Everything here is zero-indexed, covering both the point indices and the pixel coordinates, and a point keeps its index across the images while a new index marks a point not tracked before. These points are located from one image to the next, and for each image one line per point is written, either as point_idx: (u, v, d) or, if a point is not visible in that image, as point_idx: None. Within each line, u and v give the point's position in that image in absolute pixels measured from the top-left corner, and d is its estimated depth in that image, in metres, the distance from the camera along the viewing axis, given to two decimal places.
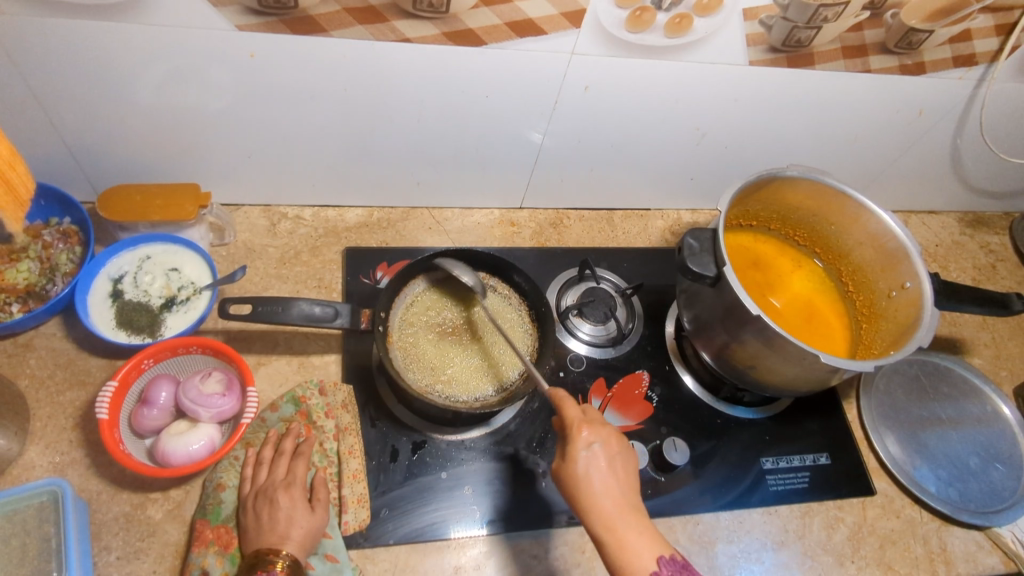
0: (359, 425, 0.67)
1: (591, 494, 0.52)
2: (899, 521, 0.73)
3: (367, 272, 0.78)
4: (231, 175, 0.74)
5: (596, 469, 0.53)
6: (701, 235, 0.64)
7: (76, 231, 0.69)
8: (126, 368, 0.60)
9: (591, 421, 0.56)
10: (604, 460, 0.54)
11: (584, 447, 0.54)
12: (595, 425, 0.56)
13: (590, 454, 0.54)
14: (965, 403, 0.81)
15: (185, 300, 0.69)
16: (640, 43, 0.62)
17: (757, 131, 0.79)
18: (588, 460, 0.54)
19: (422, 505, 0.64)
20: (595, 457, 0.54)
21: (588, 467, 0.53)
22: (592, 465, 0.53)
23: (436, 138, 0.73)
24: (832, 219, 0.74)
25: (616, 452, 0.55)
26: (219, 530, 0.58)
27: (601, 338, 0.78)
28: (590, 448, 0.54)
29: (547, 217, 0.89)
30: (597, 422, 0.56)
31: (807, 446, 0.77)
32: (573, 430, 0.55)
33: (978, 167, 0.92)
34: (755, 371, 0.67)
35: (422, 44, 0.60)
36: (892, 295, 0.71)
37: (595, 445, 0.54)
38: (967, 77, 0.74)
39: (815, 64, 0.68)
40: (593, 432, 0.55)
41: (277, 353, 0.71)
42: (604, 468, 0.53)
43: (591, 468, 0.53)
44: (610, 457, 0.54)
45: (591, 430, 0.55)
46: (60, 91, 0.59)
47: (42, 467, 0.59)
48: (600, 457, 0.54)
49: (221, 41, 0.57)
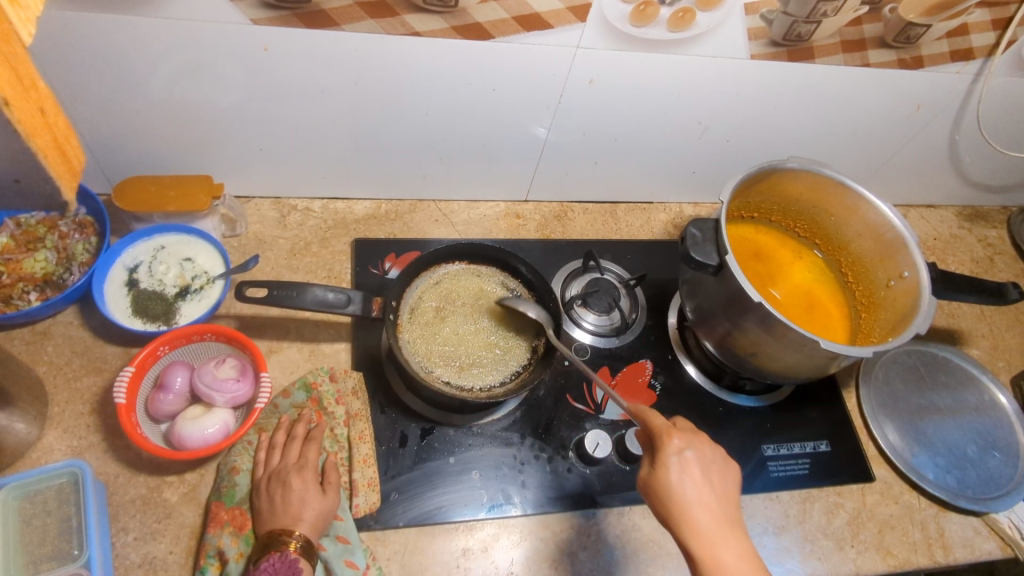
0: (369, 411, 0.68)
1: (685, 504, 0.52)
2: (898, 507, 0.75)
3: (376, 263, 0.79)
4: (243, 167, 0.76)
5: (689, 477, 0.53)
6: (703, 225, 0.65)
7: (92, 222, 0.70)
8: (143, 354, 0.61)
9: (680, 430, 0.56)
10: (698, 468, 0.54)
11: (675, 453, 0.54)
12: (686, 433, 0.56)
13: (682, 461, 0.54)
14: (963, 392, 0.82)
15: (199, 289, 0.70)
16: (644, 37, 0.64)
17: (759, 125, 0.80)
18: (680, 468, 0.54)
19: (430, 488, 0.65)
20: (689, 465, 0.54)
21: (680, 474, 0.53)
22: (685, 474, 0.53)
23: (445, 130, 0.75)
24: (832, 210, 0.76)
25: (709, 462, 0.54)
26: (233, 512, 0.60)
27: (606, 327, 0.79)
28: (682, 455, 0.54)
29: (552, 210, 0.91)
30: (686, 430, 0.57)
31: (808, 433, 0.78)
32: (663, 437, 0.55)
33: (976, 161, 0.93)
34: (756, 358, 0.68)
35: (432, 37, 0.61)
36: (891, 284, 0.73)
37: (688, 453, 0.54)
38: (964, 71, 0.75)
39: (815, 58, 0.70)
40: (685, 439, 0.55)
41: (289, 341, 0.72)
42: (697, 478, 0.53)
43: (683, 476, 0.53)
44: (703, 466, 0.54)
45: (681, 438, 0.55)
46: (78, 84, 0.60)
47: (60, 450, 0.61)
48: (692, 467, 0.54)
49: (237, 35, 0.58)
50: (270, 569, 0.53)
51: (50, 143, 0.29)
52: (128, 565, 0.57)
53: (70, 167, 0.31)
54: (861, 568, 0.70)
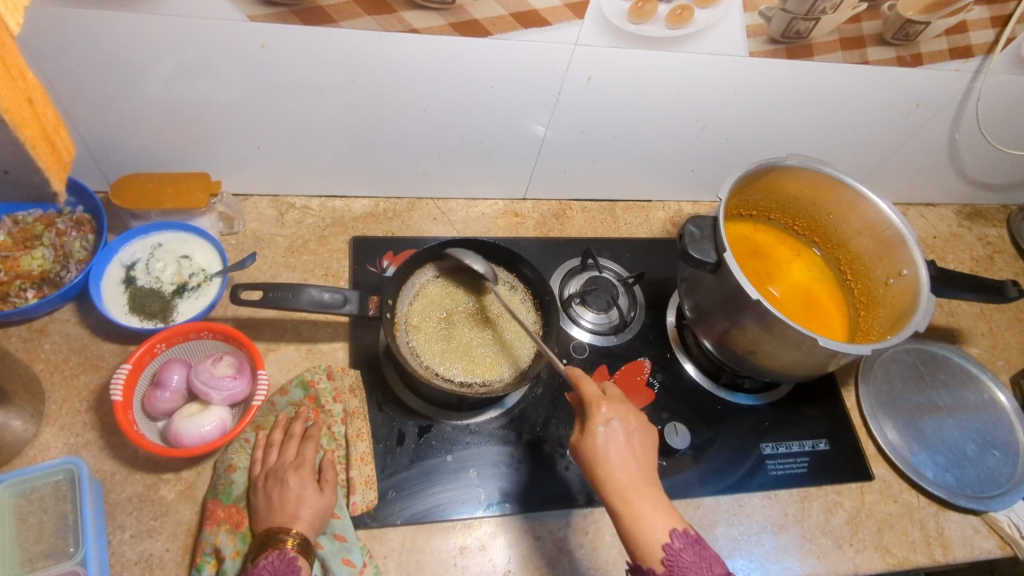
0: (367, 409, 0.68)
1: (610, 467, 0.55)
2: (897, 505, 0.74)
3: (374, 261, 0.79)
4: (242, 166, 0.76)
5: (615, 443, 0.56)
6: (701, 223, 0.65)
7: (89, 219, 0.70)
8: (139, 352, 0.61)
9: (609, 400, 0.59)
10: (622, 436, 0.56)
11: (604, 422, 0.57)
12: (614, 402, 0.58)
13: (609, 429, 0.56)
14: (962, 391, 0.82)
15: (196, 286, 0.70)
16: (641, 35, 0.64)
17: (758, 124, 0.80)
18: (608, 435, 0.56)
19: (428, 487, 0.65)
20: (615, 432, 0.56)
21: (607, 442, 0.56)
22: (611, 441, 0.56)
23: (443, 128, 0.75)
24: (830, 208, 0.76)
25: (633, 428, 0.57)
26: (231, 510, 0.59)
27: (604, 326, 0.79)
28: (609, 424, 0.56)
29: (550, 209, 0.91)
30: (615, 400, 0.59)
31: (807, 432, 0.78)
32: (592, 407, 0.57)
33: (975, 160, 0.93)
34: (755, 356, 0.68)
35: (430, 35, 0.61)
36: (890, 282, 0.73)
37: (614, 422, 0.57)
38: (964, 69, 0.75)
39: (814, 55, 0.69)
40: (613, 410, 0.57)
41: (286, 340, 0.72)
42: (623, 445, 0.56)
43: (610, 442, 0.56)
44: (627, 432, 0.57)
45: (609, 407, 0.57)
46: (75, 83, 0.60)
47: (57, 448, 0.61)
48: (620, 434, 0.56)
49: (234, 32, 0.58)
50: (269, 567, 0.52)
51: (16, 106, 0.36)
52: (125, 562, 0.57)
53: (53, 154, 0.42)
54: (860, 566, 0.69)
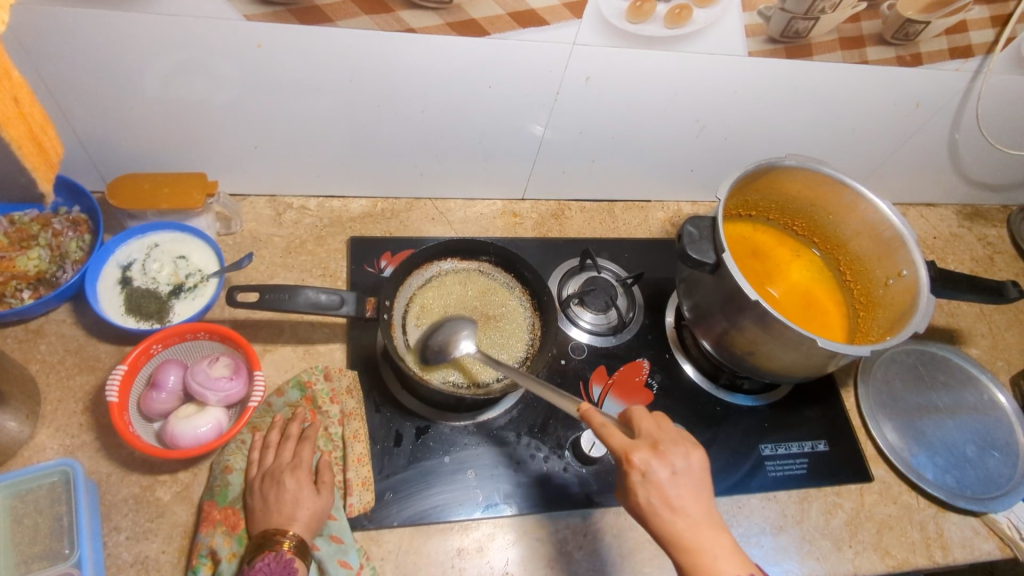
0: (364, 410, 0.68)
1: (661, 521, 0.50)
2: (897, 507, 0.74)
3: (372, 261, 0.79)
4: (239, 166, 0.76)
5: (659, 496, 0.50)
6: (700, 223, 0.65)
7: (85, 219, 0.70)
8: (136, 353, 0.61)
9: (641, 443, 0.52)
10: (666, 485, 0.50)
11: (643, 475, 0.50)
12: (649, 446, 0.52)
13: (651, 479, 0.50)
14: (962, 391, 0.82)
15: (193, 287, 0.70)
16: (640, 34, 0.64)
17: (757, 124, 0.80)
18: (649, 487, 0.50)
19: (425, 488, 0.65)
20: (657, 484, 0.50)
21: (650, 497, 0.50)
22: (654, 493, 0.50)
23: (441, 128, 0.75)
24: (829, 208, 0.75)
25: (678, 470, 0.51)
26: (227, 511, 0.59)
27: (603, 326, 0.79)
28: (649, 474, 0.50)
29: (549, 209, 0.90)
30: (649, 441, 0.53)
31: (806, 433, 0.78)
32: (625, 463, 0.51)
33: (975, 160, 0.93)
34: (754, 357, 0.68)
35: (427, 34, 0.61)
36: (889, 283, 0.72)
37: (654, 470, 0.50)
38: (964, 69, 0.75)
39: (813, 55, 0.69)
40: (651, 457, 0.51)
41: (283, 340, 0.72)
42: (670, 494, 0.50)
43: (654, 495, 0.50)
44: (672, 479, 0.50)
45: (647, 454, 0.51)
46: (70, 83, 0.60)
47: (53, 449, 0.61)
48: (663, 483, 0.50)
49: (231, 32, 0.58)
50: (266, 569, 0.52)
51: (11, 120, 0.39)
52: (121, 564, 0.57)
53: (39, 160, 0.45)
54: (859, 568, 0.69)
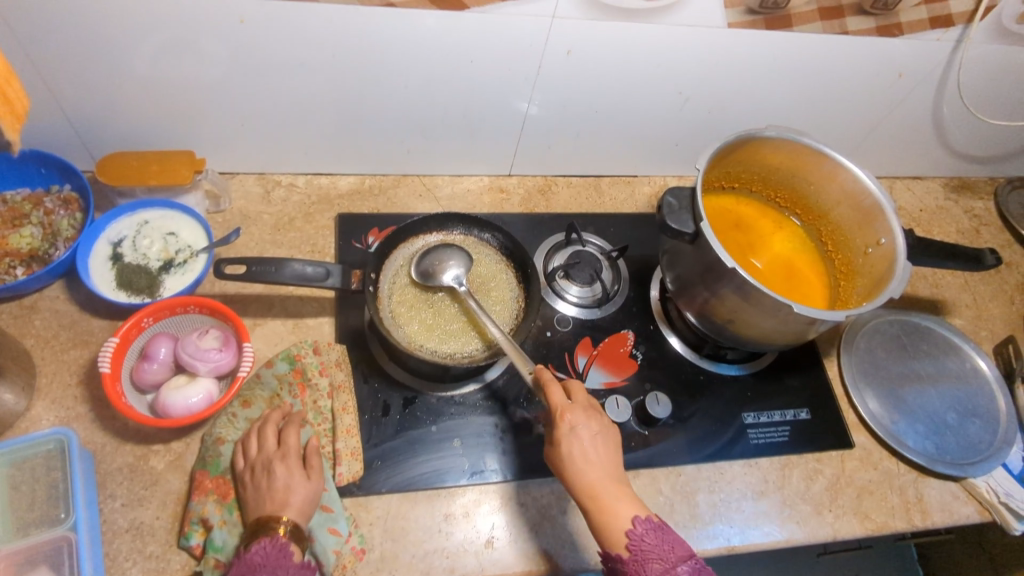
0: (352, 382, 0.69)
1: (574, 468, 0.57)
2: (877, 472, 0.76)
3: (359, 237, 0.80)
4: (226, 144, 0.76)
5: (578, 446, 0.58)
6: (680, 193, 0.66)
7: (76, 198, 0.71)
8: (127, 326, 0.62)
9: (575, 405, 0.61)
10: (586, 438, 0.58)
11: (569, 427, 0.59)
12: (578, 407, 0.60)
13: (573, 432, 0.58)
14: (944, 360, 0.83)
15: (182, 262, 0.71)
16: (619, 6, 0.64)
17: (740, 97, 0.81)
18: (572, 438, 0.58)
19: (413, 456, 0.66)
20: (578, 437, 0.58)
21: (572, 444, 0.58)
22: (575, 443, 0.58)
23: (426, 104, 0.75)
24: (810, 179, 0.76)
25: (596, 429, 0.59)
26: (218, 480, 0.61)
27: (588, 299, 0.80)
28: (571, 428, 0.58)
29: (536, 184, 0.91)
30: (581, 406, 0.61)
31: (788, 402, 0.79)
32: (557, 415, 0.59)
33: (960, 131, 0.93)
34: (734, 325, 0.69)
35: (406, 8, 0.62)
36: (868, 252, 0.73)
37: (577, 427, 0.58)
38: (945, 38, 0.75)
39: (792, 26, 0.70)
40: (575, 415, 0.59)
41: (273, 315, 0.73)
42: (586, 444, 0.58)
43: (575, 443, 0.58)
44: (590, 433, 0.59)
45: (574, 412, 0.60)
46: (56, 62, 0.61)
47: (49, 420, 0.62)
48: (584, 438, 0.58)
49: (211, 7, 0.58)
50: (262, 553, 0.53)
51: None
52: (116, 530, 0.58)
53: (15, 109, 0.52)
54: (838, 531, 0.71)
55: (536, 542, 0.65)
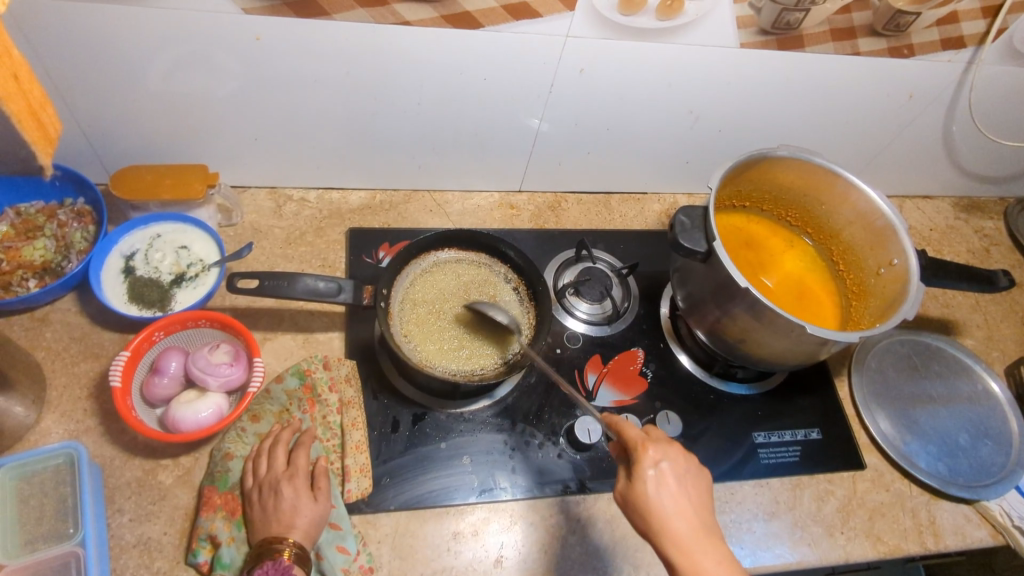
0: (362, 398, 0.69)
1: (662, 516, 0.53)
2: (888, 494, 0.75)
3: (370, 252, 0.80)
4: (239, 158, 0.77)
5: (664, 489, 0.54)
6: (692, 212, 0.66)
7: (90, 211, 0.72)
8: (138, 340, 0.62)
9: (656, 440, 0.57)
10: (673, 480, 0.55)
11: (653, 465, 0.55)
12: (660, 444, 0.57)
13: (657, 472, 0.55)
14: (956, 381, 0.82)
15: (194, 276, 0.71)
16: (633, 25, 0.65)
17: (751, 117, 0.81)
18: (657, 481, 0.55)
19: (422, 473, 0.66)
20: (663, 478, 0.55)
21: (657, 487, 0.54)
22: (661, 485, 0.54)
23: (438, 120, 0.76)
24: (821, 199, 0.76)
25: (683, 471, 0.56)
26: (226, 497, 0.60)
27: (598, 316, 0.80)
28: (656, 467, 0.55)
29: (546, 201, 0.91)
30: (663, 440, 0.58)
31: (799, 422, 0.78)
32: (637, 451, 0.56)
33: (970, 151, 0.93)
34: (745, 345, 0.69)
35: (422, 27, 0.62)
36: (880, 272, 0.73)
37: (662, 464, 0.55)
38: (956, 60, 0.75)
39: (805, 47, 0.70)
40: (660, 451, 0.56)
41: (283, 329, 0.73)
42: (672, 488, 0.54)
43: (659, 487, 0.54)
44: (676, 475, 0.55)
45: (657, 449, 0.56)
46: (73, 76, 0.62)
47: (58, 433, 0.62)
48: (669, 481, 0.55)
49: (229, 24, 0.59)
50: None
51: None
52: (124, 545, 0.58)
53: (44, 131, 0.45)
54: (850, 554, 0.70)
55: (544, 562, 0.64)
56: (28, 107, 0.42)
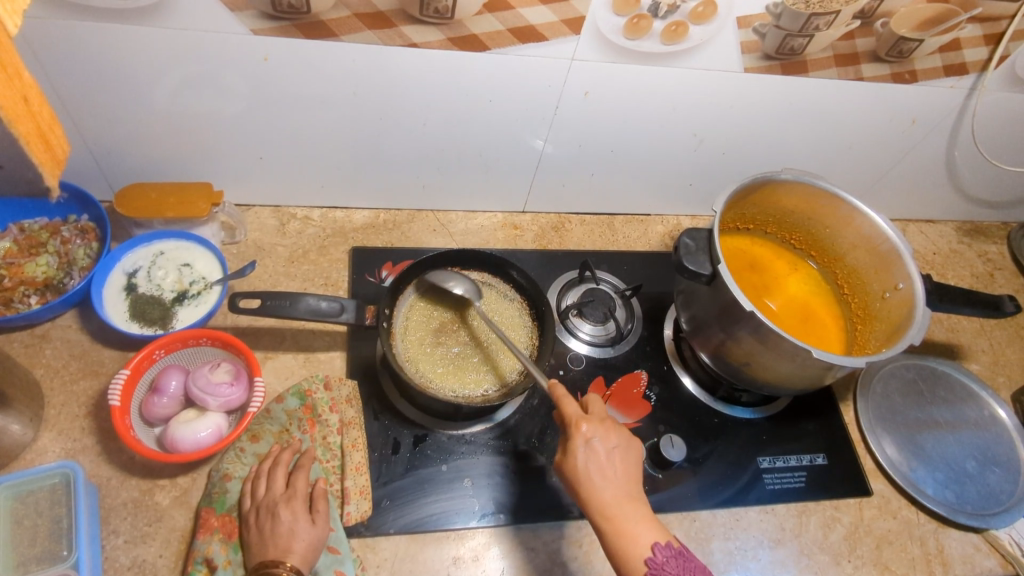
0: (363, 419, 0.68)
1: (591, 487, 0.55)
2: (896, 521, 0.74)
3: (373, 271, 0.80)
4: (244, 176, 0.77)
5: (595, 463, 0.55)
6: (697, 235, 0.66)
7: (93, 228, 0.72)
8: (138, 358, 0.62)
9: (591, 416, 0.58)
10: (603, 455, 0.56)
11: (585, 440, 0.56)
12: (595, 419, 0.57)
13: (589, 446, 0.56)
14: (962, 407, 0.82)
15: (197, 294, 0.71)
16: (638, 50, 0.65)
17: (755, 140, 0.81)
18: (588, 455, 0.55)
19: (422, 496, 0.65)
20: (595, 452, 0.56)
21: (589, 461, 0.55)
22: (592, 459, 0.56)
23: (444, 141, 0.76)
24: (826, 222, 0.76)
25: (614, 445, 0.57)
26: (224, 519, 0.60)
27: (601, 338, 0.79)
28: (589, 443, 0.56)
29: (549, 221, 0.92)
30: (597, 417, 0.58)
31: (804, 447, 0.77)
32: (572, 426, 0.56)
33: (973, 176, 0.93)
34: (750, 369, 0.68)
35: (429, 49, 0.62)
36: (885, 296, 0.73)
37: (592, 441, 0.56)
38: (959, 86, 0.76)
39: (808, 71, 0.70)
40: (592, 427, 0.56)
41: (284, 348, 0.73)
42: (602, 461, 0.55)
43: (591, 460, 0.55)
44: (607, 449, 0.56)
45: (589, 424, 0.57)
46: (83, 96, 0.62)
47: (54, 452, 0.61)
48: (600, 453, 0.56)
49: (239, 44, 0.59)
50: None
51: (31, 131, 0.32)
52: (118, 567, 0.57)
53: (52, 156, 0.35)
54: None
55: None
56: (37, 130, 0.32)
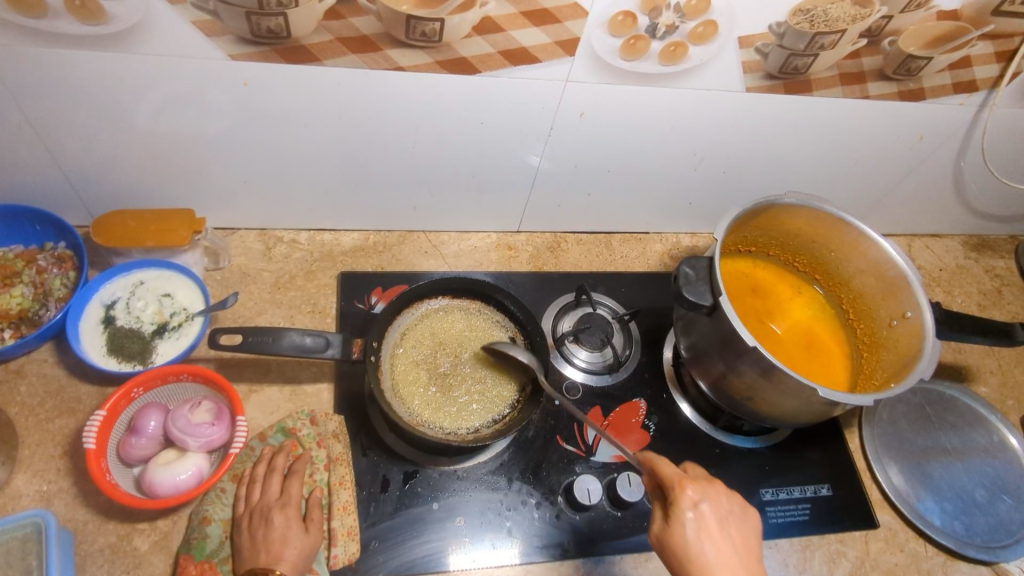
0: (351, 455, 0.65)
1: (702, 559, 0.51)
2: (903, 555, 0.71)
3: (362, 297, 0.77)
4: (228, 201, 0.74)
5: (706, 532, 0.52)
6: (697, 263, 0.63)
7: (70, 256, 0.70)
8: (115, 397, 0.59)
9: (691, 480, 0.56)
10: (713, 522, 0.53)
11: (692, 504, 0.54)
12: (697, 483, 0.55)
13: (697, 515, 0.53)
14: (971, 433, 0.79)
15: (177, 326, 0.69)
16: (635, 71, 0.62)
17: (757, 158, 0.79)
18: (696, 523, 0.53)
19: (413, 537, 0.63)
20: (704, 519, 0.53)
21: (698, 529, 0.53)
22: (702, 528, 0.53)
23: (434, 161, 0.73)
24: (831, 246, 0.73)
25: (723, 513, 0.54)
26: (202, 566, 0.57)
27: (599, 365, 0.77)
28: (697, 509, 0.53)
29: (545, 241, 0.89)
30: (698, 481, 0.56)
31: (808, 477, 0.75)
32: (675, 490, 0.55)
33: (981, 192, 0.91)
34: (753, 402, 0.66)
35: (415, 72, 0.60)
36: (893, 324, 0.70)
37: (699, 505, 0.54)
38: (968, 103, 0.73)
39: (813, 90, 0.67)
40: (698, 491, 0.54)
41: (270, 380, 0.70)
42: (713, 531, 0.53)
43: (700, 530, 0.53)
44: (717, 517, 0.53)
45: (694, 489, 0.55)
46: (55, 122, 0.59)
47: (28, 496, 0.59)
48: (710, 520, 0.53)
49: (216, 69, 0.57)
50: None
51: None
52: None
53: None
54: None
55: None
56: None
